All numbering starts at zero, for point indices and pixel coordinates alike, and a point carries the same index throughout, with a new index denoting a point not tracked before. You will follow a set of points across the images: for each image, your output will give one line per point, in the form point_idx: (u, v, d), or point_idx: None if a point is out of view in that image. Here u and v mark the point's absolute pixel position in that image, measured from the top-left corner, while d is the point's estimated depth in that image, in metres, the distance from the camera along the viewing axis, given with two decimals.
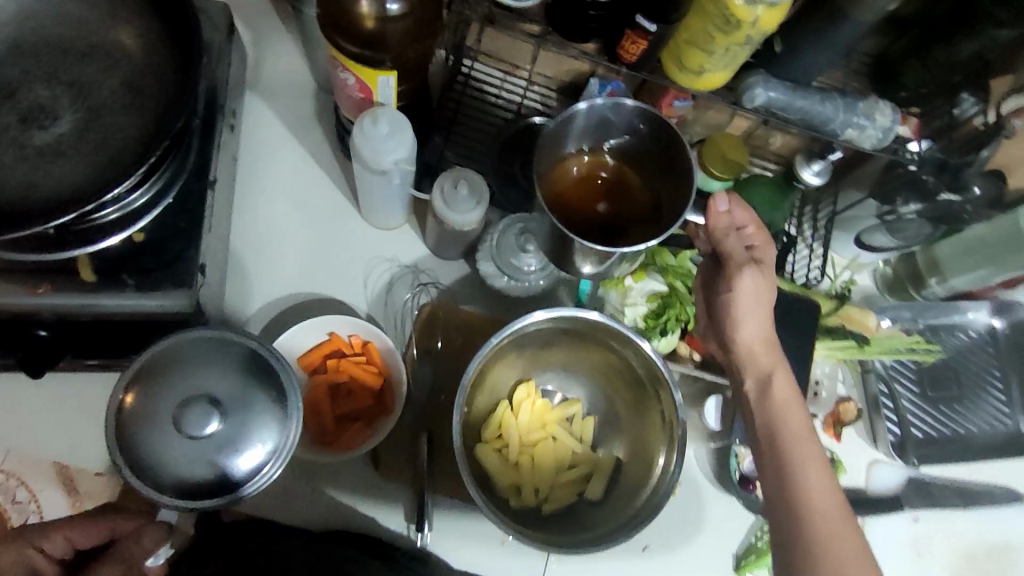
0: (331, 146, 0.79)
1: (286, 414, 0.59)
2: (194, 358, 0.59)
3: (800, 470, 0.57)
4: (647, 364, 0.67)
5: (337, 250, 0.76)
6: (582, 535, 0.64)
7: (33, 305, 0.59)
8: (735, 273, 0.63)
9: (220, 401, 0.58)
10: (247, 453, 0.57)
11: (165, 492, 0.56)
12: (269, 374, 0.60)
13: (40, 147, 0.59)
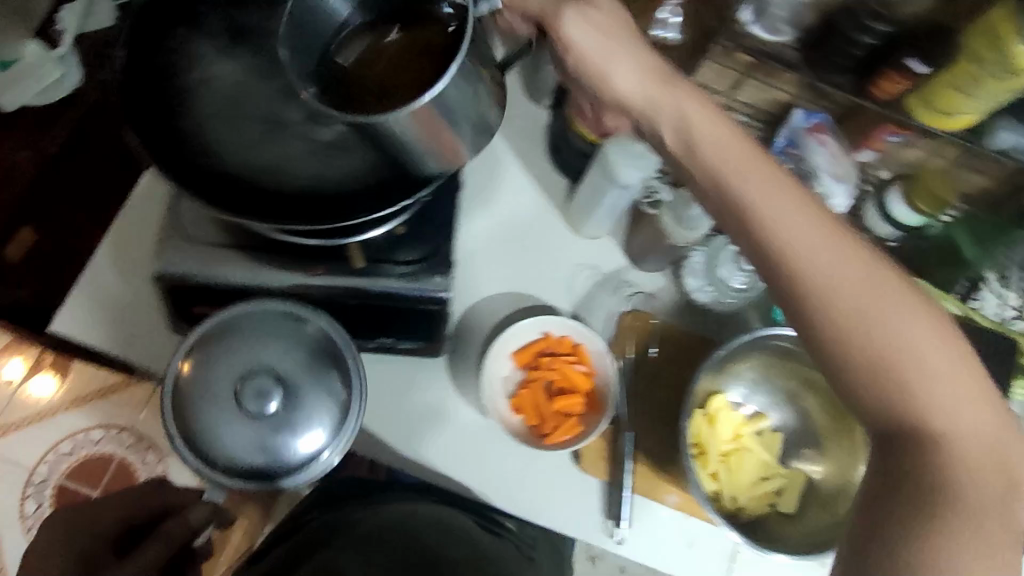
0: (540, 155, 0.84)
1: (340, 400, 0.64)
2: (256, 338, 0.64)
3: (955, 459, 0.41)
4: None
5: (546, 254, 0.80)
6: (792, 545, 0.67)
7: (313, 284, 0.65)
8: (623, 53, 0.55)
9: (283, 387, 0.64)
10: (304, 440, 0.63)
11: (222, 466, 0.62)
12: (337, 365, 0.65)
13: (326, 142, 0.64)
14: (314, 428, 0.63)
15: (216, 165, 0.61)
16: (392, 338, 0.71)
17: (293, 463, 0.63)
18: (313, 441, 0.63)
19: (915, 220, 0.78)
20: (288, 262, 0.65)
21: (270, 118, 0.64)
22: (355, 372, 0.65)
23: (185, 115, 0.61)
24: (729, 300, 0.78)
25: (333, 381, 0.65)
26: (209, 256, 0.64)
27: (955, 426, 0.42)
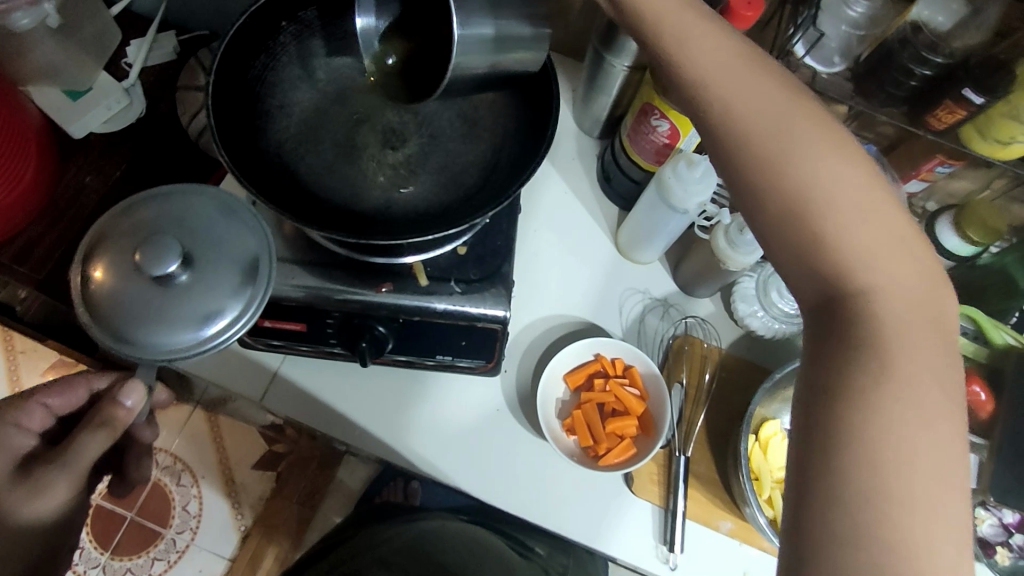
0: (590, 183, 0.86)
1: (219, 273, 0.54)
2: (160, 208, 0.56)
3: (899, 399, 0.39)
4: None
5: (598, 278, 0.82)
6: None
7: (375, 301, 0.66)
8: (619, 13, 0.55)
9: (190, 263, 0.53)
10: (201, 312, 0.52)
11: (107, 344, 0.51)
12: (254, 265, 0.55)
13: (394, 164, 0.68)
14: (214, 309, 0.53)
15: (293, 183, 0.64)
16: (450, 357, 0.72)
17: (184, 342, 0.52)
18: (210, 319, 0.52)
19: (969, 250, 0.77)
20: (353, 279, 0.66)
21: (345, 141, 0.68)
22: (257, 248, 0.56)
23: (266, 137, 0.65)
24: (778, 325, 0.77)
25: (200, 252, 0.54)
26: (279, 272, 0.66)
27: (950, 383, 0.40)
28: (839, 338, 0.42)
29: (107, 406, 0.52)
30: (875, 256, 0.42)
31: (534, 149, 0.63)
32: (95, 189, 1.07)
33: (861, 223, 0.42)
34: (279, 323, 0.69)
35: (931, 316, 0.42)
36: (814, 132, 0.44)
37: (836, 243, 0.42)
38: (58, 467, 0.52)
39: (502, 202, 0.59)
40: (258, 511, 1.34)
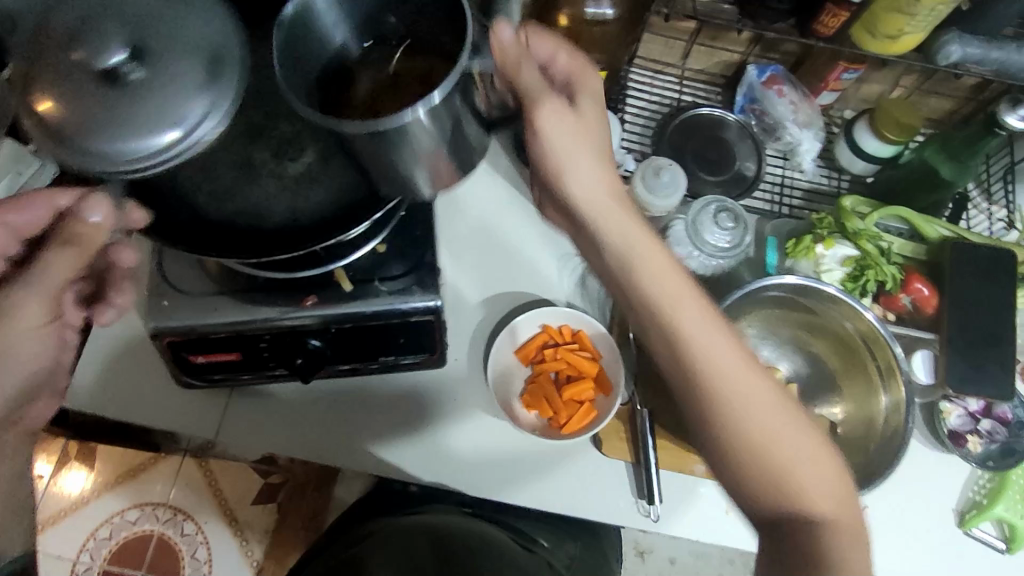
0: (509, 157, 0.85)
1: (196, 72, 0.50)
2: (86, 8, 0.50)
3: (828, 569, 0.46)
4: (860, 325, 0.69)
5: (532, 249, 0.81)
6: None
7: (302, 315, 0.65)
8: (539, 105, 0.51)
9: (140, 56, 0.49)
10: (161, 111, 0.48)
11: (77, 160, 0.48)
12: (217, 52, 0.51)
13: (295, 176, 0.66)
14: (179, 106, 0.49)
15: (193, 215, 0.63)
16: (394, 356, 0.71)
17: (158, 142, 0.48)
18: (171, 117, 0.48)
19: (889, 150, 0.78)
20: (276, 297, 0.65)
21: (242, 162, 0.67)
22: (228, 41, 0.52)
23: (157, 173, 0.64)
24: (717, 262, 0.75)
25: (156, 43, 0.50)
26: (199, 306, 0.65)
27: (844, 518, 0.48)
28: (779, 523, 0.48)
29: (71, 223, 0.50)
30: (771, 433, 0.48)
31: None
32: None
33: (756, 412, 0.48)
34: (213, 357, 0.68)
35: (831, 475, 0.49)
36: (725, 350, 0.49)
37: (758, 444, 0.48)
38: (22, 284, 0.49)
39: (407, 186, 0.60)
40: (267, 544, 1.33)
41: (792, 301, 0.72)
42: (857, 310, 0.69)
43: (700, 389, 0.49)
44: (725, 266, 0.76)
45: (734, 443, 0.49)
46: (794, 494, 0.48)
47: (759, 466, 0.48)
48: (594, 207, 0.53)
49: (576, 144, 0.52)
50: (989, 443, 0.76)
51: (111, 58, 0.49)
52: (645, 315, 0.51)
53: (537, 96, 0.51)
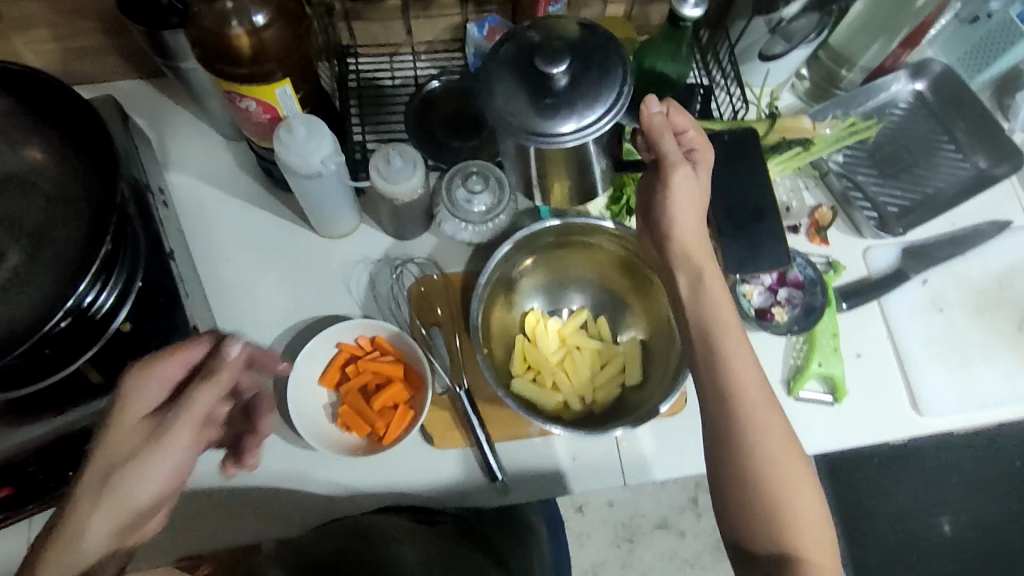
0: (265, 186, 0.80)
1: None
2: (504, 79, 0.58)
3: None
4: (625, 240, 0.71)
5: (312, 269, 0.77)
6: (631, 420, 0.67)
7: (63, 423, 0.61)
8: (671, 173, 0.61)
9: (574, 77, 0.57)
10: (585, 105, 0.57)
11: None
12: None
13: (1, 285, 0.60)
14: (587, 103, 0.57)
15: None
16: None
17: None
18: (585, 117, 0.57)
19: None
20: (23, 418, 0.60)
21: None
22: None
23: None
24: (489, 224, 0.75)
25: None
26: None
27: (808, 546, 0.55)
28: (746, 503, 0.56)
29: (213, 359, 0.53)
30: (759, 430, 0.57)
31: (112, 195, 0.57)
32: None
33: (759, 412, 0.57)
34: None
35: (813, 495, 0.57)
36: (741, 350, 0.59)
37: (790, 483, 0.56)
38: (165, 434, 0.51)
39: (100, 250, 0.55)
40: None
41: (546, 243, 0.73)
42: (598, 226, 0.71)
43: (709, 372, 0.59)
44: (500, 225, 0.76)
45: (730, 418, 0.57)
46: (770, 496, 0.56)
47: (746, 456, 0.56)
48: (678, 253, 0.63)
49: (694, 201, 0.62)
50: (791, 309, 0.79)
51: (554, 69, 0.56)
52: (700, 324, 0.61)
53: (674, 160, 0.61)
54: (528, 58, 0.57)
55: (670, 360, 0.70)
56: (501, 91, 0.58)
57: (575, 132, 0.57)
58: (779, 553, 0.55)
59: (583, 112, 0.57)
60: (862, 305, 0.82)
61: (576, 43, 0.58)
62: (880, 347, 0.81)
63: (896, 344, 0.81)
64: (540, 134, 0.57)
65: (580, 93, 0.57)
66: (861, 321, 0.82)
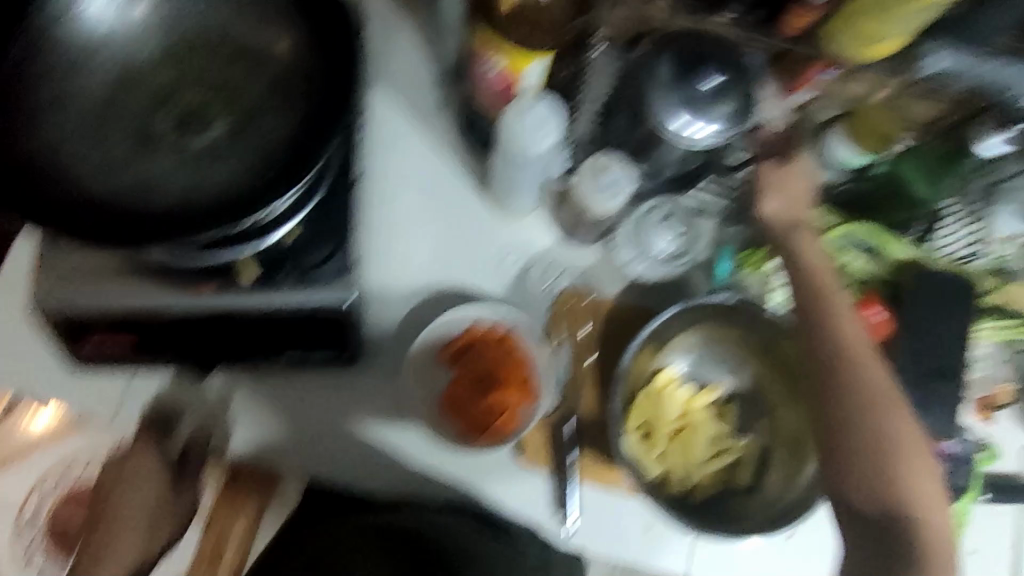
0: (457, 135, 0.77)
1: None
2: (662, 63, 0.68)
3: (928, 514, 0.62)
4: None
5: (472, 238, 0.75)
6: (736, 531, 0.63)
7: (199, 303, 0.61)
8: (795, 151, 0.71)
9: (719, 92, 0.67)
10: (705, 115, 0.66)
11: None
12: None
13: (198, 150, 0.59)
14: (705, 115, 0.66)
15: (73, 194, 0.54)
16: (302, 351, 0.67)
17: None
18: (697, 122, 0.66)
19: (861, 162, 0.72)
20: (171, 283, 0.61)
21: (138, 131, 0.59)
22: None
23: (35, 138, 0.56)
24: (662, 268, 0.74)
25: None
26: (94, 286, 0.61)
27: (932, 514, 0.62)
28: (842, 450, 0.63)
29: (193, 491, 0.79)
30: (880, 424, 0.63)
31: (338, 116, 0.56)
32: None
33: (857, 367, 0.64)
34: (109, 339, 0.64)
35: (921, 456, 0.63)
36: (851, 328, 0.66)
37: (887, 439, 0.62)
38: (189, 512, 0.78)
39: (314, 165, 0.55)
40: None
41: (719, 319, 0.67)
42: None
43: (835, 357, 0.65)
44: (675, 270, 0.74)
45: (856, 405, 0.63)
46: (890, 479, 0.62)
47: (877, 425, 0.63)
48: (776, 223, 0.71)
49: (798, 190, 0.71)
50: None
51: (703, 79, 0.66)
52: (808, 297, 0.67)
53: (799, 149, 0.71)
54: (694, 58, 0.67)
55: (798, 480, 0.67)
56: (650, 71, 0.68)
57: (682, 126, 0.66)
58: (885, 516, 0.62)
59: (699, 117, 0.66)
60: (1002, 505, 0.75)
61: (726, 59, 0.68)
62: (999, 554, 0.74)
63: (1016, 559, 0.74)
64: (658, 116, 0.66)
65: (714, 102, 0.66)
66: (991, 519, 0.75)
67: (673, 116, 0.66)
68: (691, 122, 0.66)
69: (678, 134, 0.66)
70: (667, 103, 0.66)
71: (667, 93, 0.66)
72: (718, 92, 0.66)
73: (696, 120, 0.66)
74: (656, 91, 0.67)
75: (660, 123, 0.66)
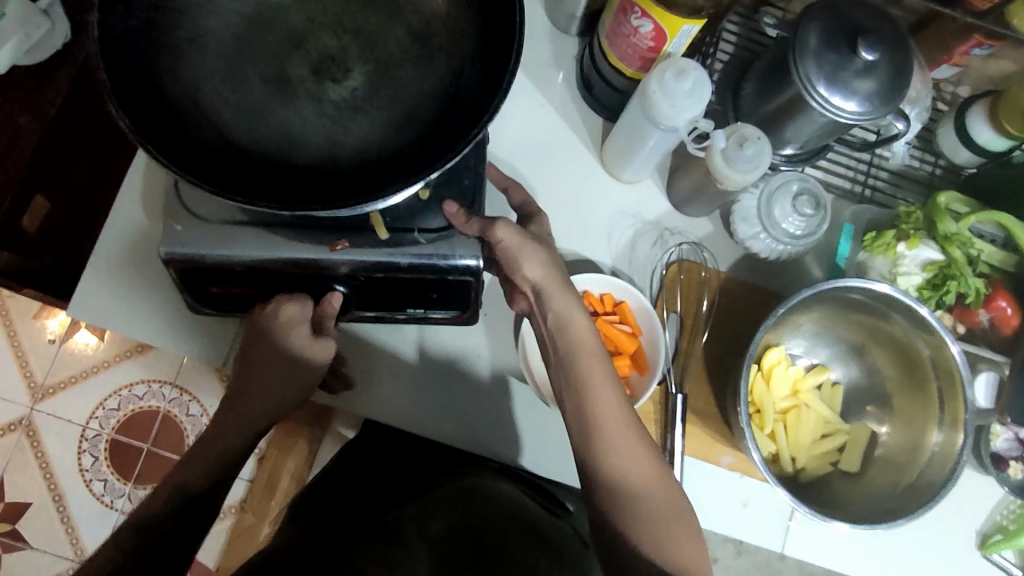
0: (572, 94, 0.75)
1: None
2: (824, 29, 0.61)
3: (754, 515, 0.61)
4: (933, 345, 0.63)
5: (584, 202, 0.73)
6: (843, 515, 0.63)
7: (331, 259, 0.59)
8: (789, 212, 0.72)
9: (877, 69, 0.60)
10: (859, 91, 0.61)
11: None
12: None
13: (337, 101, 0.56)
14: (859, 91, 0.61)
15: (217, 144, 0.53)
16: (422, 310, 0.65)
17: None
18: (849, 98, 0.61)
19: (1000, 146, 0.68)
20: (302, 236, 0.59)
21: (275, 79, 0.56)
22: None
23: (173, 78, 0.52)
24: (783, 246, 0.69)
25: None
26: (216, 235, 0.58)
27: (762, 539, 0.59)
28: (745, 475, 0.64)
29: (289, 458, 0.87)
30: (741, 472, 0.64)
31: (496, 83, 0.52)
32: (33, 132, 0.95)
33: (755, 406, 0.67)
34: (229, 289, 0.63)
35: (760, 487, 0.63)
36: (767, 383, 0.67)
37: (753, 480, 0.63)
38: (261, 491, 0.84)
39: (465, 147, 0.50)
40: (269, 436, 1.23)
41: (856, 301, 0.64)
42: (928, 326, 0.61)
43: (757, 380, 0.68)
44: (793, 250, 0.69)
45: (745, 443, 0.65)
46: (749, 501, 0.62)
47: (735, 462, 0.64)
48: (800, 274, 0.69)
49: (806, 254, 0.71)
50: None
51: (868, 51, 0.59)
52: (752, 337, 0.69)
53: None
54: (855, 28, 0.61)
55: (871, 488, 0.66)
56: (808, 36, 0.61)
57: (830, 101, 0.61)
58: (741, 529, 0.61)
59: (851, 93, 0.60)
60: None
61: (889, 30, 0.62)
62: None
63: None
64: (808, 85, 0.61)
65: (870, 79, 0.60)
66: None
67: (821, 89, 0.61)
68: (841, 97, 0.61)
69: (824, 109, 0.61)
70: (818, 74, 0.61)
71: (820, 63, 0.61)
72: (878, 68, 0.60)
73: (847, 95, 0.61)
74: (812, 58, 0.61)
75: (807, 89, 0.61)
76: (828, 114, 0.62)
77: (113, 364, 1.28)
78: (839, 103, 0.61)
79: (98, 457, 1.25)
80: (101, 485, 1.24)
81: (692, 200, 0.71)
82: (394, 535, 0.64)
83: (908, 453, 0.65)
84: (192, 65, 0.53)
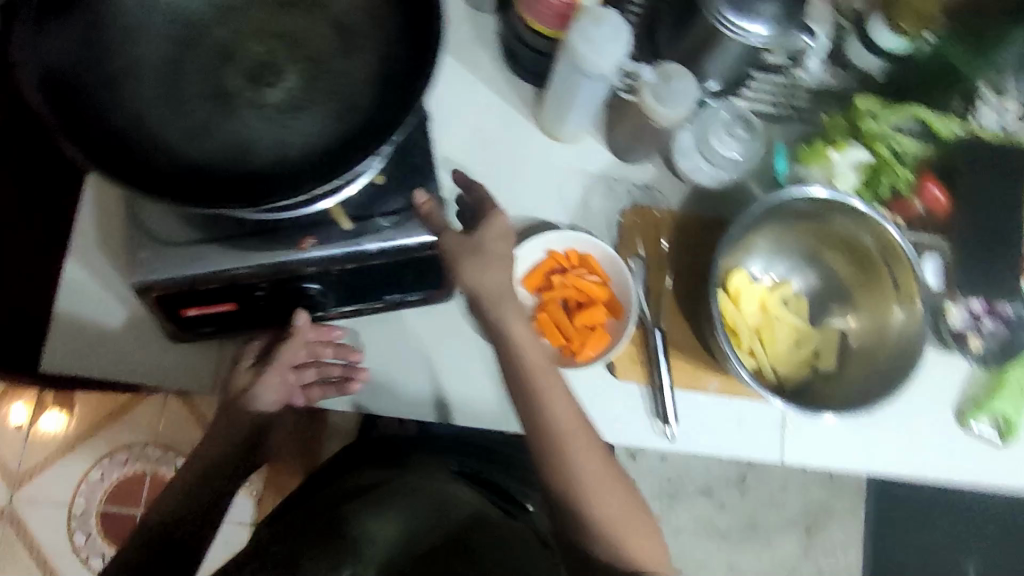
0: (500, 68, 0.77)
1: None
2: None
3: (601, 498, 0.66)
4: (879, 236, 0.68)
5: (532, 166, 0.75)
6: (837, 408, 0.66)
7: (302, 258, 0.60)
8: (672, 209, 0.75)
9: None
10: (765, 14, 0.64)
11: None
12: None
13: (278, 104, 0.57)
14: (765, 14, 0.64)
15: (169, 164, 0.53)
16: (397, 295, 0.67)
17: None
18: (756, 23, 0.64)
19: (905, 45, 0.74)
20: (269, 242, 0.60)
21: (213, 93, 0.57)
22: None
23: (114, 111, 0.53)
24: (727, 173, 0.73)
25: None
26: (184, 257, 0.59)
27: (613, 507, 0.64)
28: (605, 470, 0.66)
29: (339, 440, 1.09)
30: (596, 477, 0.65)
31: (428, 55, 0.54)
32: None
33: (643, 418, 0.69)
34: (205, 309, 0.63)
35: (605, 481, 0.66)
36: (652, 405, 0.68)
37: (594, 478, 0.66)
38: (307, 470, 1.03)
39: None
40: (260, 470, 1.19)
41: (804, 208, 0.69)
42: (869, 216, 0.67)
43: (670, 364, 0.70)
44: (732, 171, 0.74)
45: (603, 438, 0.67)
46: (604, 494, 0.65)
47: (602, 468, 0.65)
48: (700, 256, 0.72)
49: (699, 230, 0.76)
50: (989, 342, 0.75)
51: None
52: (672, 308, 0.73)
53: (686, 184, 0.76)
54: None
55: (849, 383, 0.70)
56: None
57: (741, 27, 0.65)
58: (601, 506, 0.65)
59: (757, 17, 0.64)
60: None
61: None
62: None
63: None
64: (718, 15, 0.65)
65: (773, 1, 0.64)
66: None
67: (731, 18, 0.64)
68: (749, 22, 0.64)
69: (736, 36, 0.65)
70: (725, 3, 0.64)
71: None
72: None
73: (755, 19, 0.64)
74: None
75: (718, 20, 0.64)
76: (740, 40, 0.66)
77: (89, 436, 1.24)
78: (748, 28, 0.65)
79: (91, 532, 1.21)
80: (100, 560, 1.20)
81: (634, 146, 0.74)
82: (339, 527, 0.62)
83: (879, 342, 0.70)
84: (130, 94, 0.54)
